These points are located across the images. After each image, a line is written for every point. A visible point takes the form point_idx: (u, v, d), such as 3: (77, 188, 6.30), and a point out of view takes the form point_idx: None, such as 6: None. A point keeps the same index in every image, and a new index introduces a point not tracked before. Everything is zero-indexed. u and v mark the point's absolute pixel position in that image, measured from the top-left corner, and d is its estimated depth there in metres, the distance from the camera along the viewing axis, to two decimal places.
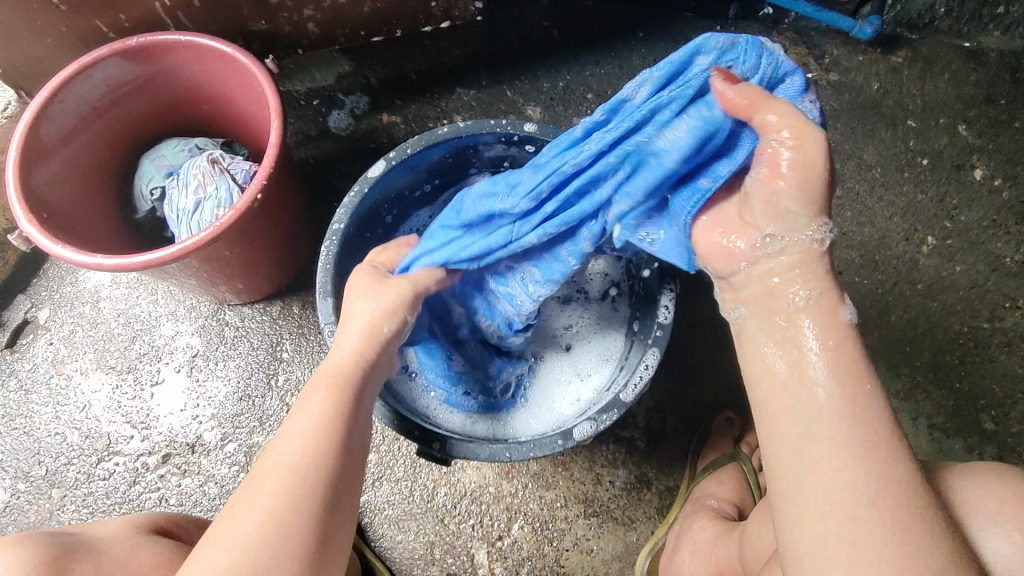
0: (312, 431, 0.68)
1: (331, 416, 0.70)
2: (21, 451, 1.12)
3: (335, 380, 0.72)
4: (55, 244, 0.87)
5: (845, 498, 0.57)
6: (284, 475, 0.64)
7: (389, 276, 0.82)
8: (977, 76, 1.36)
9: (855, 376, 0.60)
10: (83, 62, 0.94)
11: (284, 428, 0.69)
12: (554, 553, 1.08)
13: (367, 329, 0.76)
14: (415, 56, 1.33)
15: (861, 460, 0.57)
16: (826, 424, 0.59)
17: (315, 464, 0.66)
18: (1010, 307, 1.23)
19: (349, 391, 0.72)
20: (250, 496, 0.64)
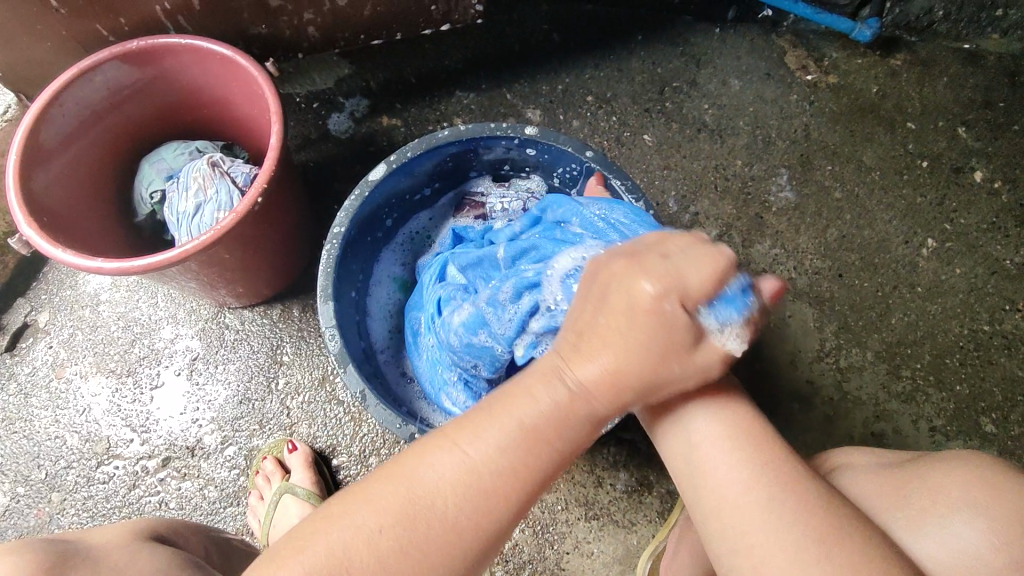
0: (479, 479, 0.52)
1: (511, 479, 0.53)
2: (21, 455, 1.11)
3: (533, 433, 0.54)
4: (55, 247, 0.87)
5: (734, 489, 0.57)
6: (433, 527, 0.51)
7: (684, 311, 0.54)
8: (975, 80, 1.36)
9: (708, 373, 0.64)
10: (83, 66, 0.94)
11: (465, 461, 0.53)
12: (554, 557, 1.07)
13: (601, 389, 0.54)
14: (415, 59, 1.34)
15: (748, 443, 0.59)
16: (697, 417, 0.62)
17: (469, 527, 0.52)
18: (1010, 310, 1.23)
19: (541, 458, 0.54)
20: (387, 525, 0.51)
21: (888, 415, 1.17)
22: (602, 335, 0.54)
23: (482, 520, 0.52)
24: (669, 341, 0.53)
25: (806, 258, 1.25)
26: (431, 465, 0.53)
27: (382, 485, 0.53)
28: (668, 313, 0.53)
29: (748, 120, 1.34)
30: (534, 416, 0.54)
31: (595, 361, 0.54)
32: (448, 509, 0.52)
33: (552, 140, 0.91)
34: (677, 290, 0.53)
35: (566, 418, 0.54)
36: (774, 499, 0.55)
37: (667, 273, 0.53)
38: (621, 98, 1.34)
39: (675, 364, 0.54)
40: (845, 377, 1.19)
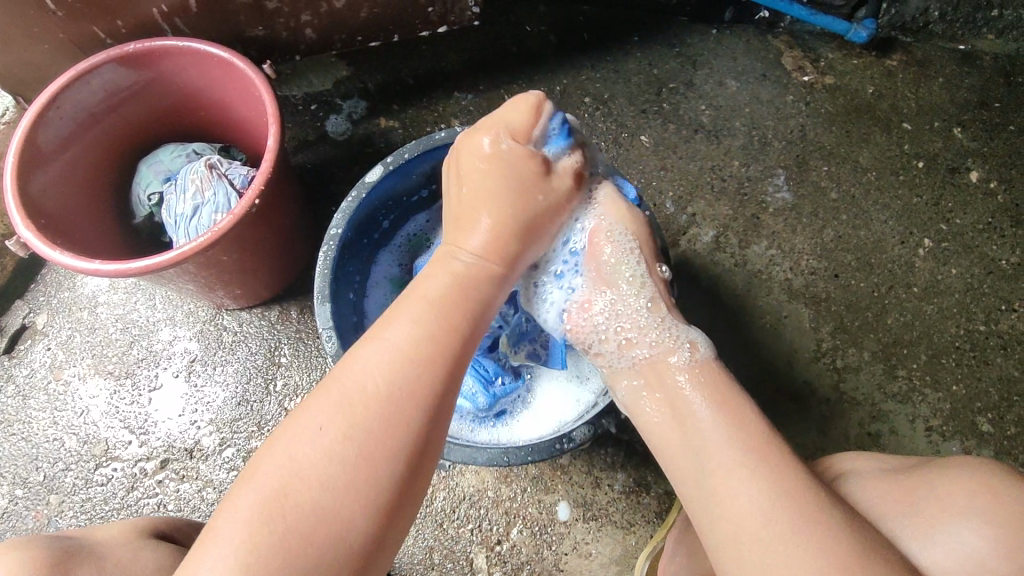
0: (404, 354, 0.60)
1: (432, 341, 0.62)
2: (19, 457, 1.11)
3: (440, 299, 0.65)
4: (53, 250, 0.87)
5: (754, 517, 0.60)
6: (370, 397, 0.57)
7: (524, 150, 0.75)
8: (971, 80, 1.37)
9: (730, 404, 0.68)
10: (81, 69, 0.95)
11: (382, 336, 0.62)
12: (553, 557, 1.08)
13: (487, 243, 0.71)
14: (412, 61, 1.34)
15: (753, 458, 0.64)
16: (705, 436, 0.67)
17: (407, 396, 0.58)
18: (1006, 310, 1.23)
19: (453, 322, 0.64)
20: (328, 404, 0.57)
21: (886, 415, 1.17)
22: (472, 203, 0.73)
23: (418, 388, 0.59)
24: (517, 174, 0.74)
25: (802, 258, 1.26)
26: (360, 359, 0.60)
27: (320, 394, 0.58)
28: (512, 151, 0.75)
29: (745, 121, 1.34)
30: (438, 287, 0.67)
31: (477, 231, 0.72)
32: (381, 386, 0.58)
33: None
34: (508, 135, 0.75)
35: (465, 280, 0.68)
36: (794, 524, 0.59)
37: (496, 125, 0.75)
38: (618, 99, 1.35)
39: (535, 195, 0.75)
40: (842, 377, 1.19)
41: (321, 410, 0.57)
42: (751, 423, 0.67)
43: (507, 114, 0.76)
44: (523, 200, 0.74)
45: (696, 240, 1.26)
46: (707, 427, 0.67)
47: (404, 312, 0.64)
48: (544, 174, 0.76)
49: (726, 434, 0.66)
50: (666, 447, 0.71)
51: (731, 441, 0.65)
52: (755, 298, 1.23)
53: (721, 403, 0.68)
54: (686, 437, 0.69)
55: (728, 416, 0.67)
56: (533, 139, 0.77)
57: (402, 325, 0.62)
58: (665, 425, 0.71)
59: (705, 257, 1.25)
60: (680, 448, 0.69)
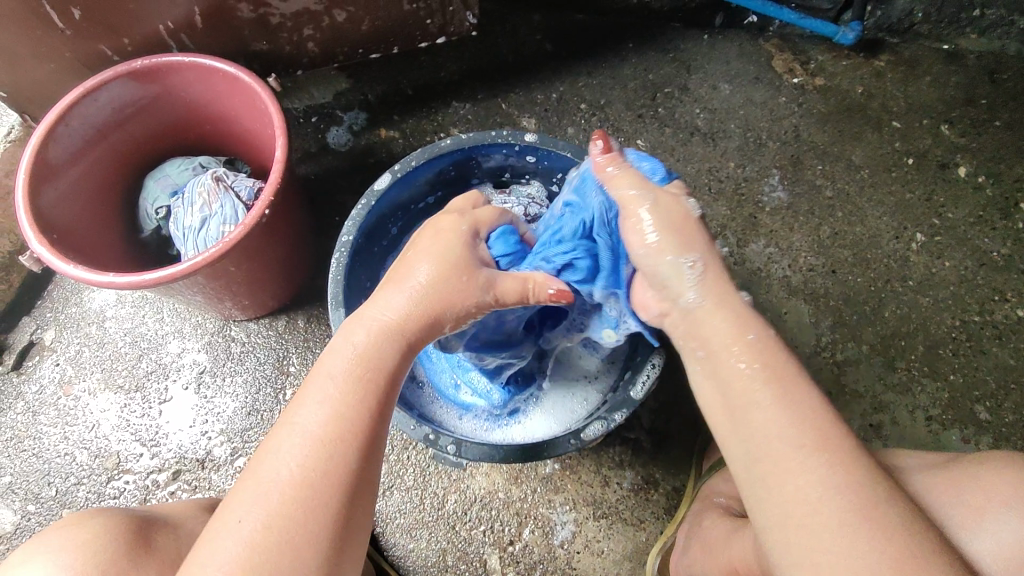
0: (320, 439, 0.60)
1: (341, 426, 0.61)
2: (31, 472, 1.12)
3: (342, 376, 0.63)
4: (66, 264, 0.88)
5: (804, 502, 0.59)
6: (294, 475, 0.58)
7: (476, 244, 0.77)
8: (957, 78, 1.40)
9: (788, 384, 0.64)
10: (89, 86, 0.96)
11: (299, 415, 0.62)
12: (565, 556, 1.09)
13: (396, 310, 0.68)
14: (412, 72, 1.37)
15: (817, 454, 0.60)
16: (769, 429, 0.62)
17: (326, 471, 0.59)
18: (1000, 301, 1.26)
19: (367, 385, 0.64)
20: (254, 491, 0.58)
21: (886, 407, 1.19)
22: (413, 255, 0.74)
23: (331, 471, 0.59)
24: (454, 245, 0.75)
25: (800, 255, 1.28)
26: (276, 446, 0.60)
27: (249, 480, 0.59)
28: (465, 242, 0.76)
29: (739, 122, 1.37)
30: (341, 363, 0.64)
31: (402, 290, 0.70)
32: (298, 471, 0.58)
33: (552, 146, 0.93)
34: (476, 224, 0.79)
35: (372, 347, 0.66)
36: (866, 530, 0.56)
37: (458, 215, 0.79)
38: (614, 104, 1.37)
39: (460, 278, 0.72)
40: (843, 371, 1.21)
41: (249, 508, 0.57)
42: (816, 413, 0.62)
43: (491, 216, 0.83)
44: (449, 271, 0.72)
45: None
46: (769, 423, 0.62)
47: (313, 390, 0.63)
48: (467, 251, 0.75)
49: (790, 434, 0.61)
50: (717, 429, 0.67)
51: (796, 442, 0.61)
52: (755, 295, 1.25)
53: (778, 381, 0.64)
54: (738, 425, 0.65)
55: (794, 414, 0.62)
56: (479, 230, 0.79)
57: (316, 409, 0.61)
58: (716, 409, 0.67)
59: None
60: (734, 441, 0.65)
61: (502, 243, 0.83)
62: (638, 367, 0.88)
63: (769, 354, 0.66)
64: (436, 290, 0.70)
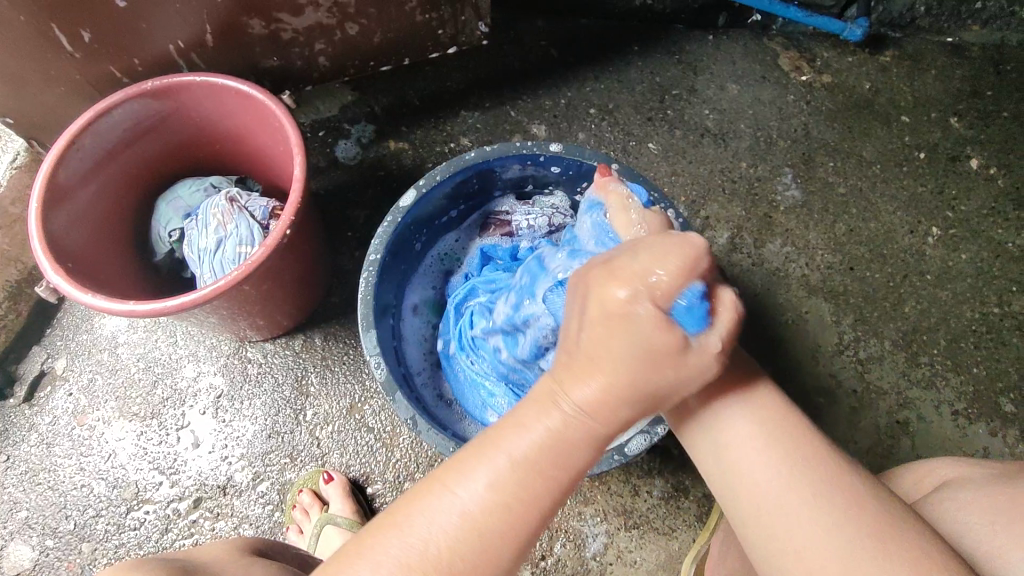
0: (478, 523, 0.52)
1: (506, 515, 0.52)
2: (48, 507, 1.09)
3: (529, 465, 0.53)
4: (85, 293, 0.86)
5: (770, 492, 0.57)
6: (430, 560, 0.51)
7: (642, 303, 0.52)
8: (962, 70, 1.41)
9: (744, 382, 0.62)
10: (100, 108, 0.94)
11: (450, 493, 0.53)
12: (598, 569, 1.07)
13: (599, 410, 0.53)
14: (417, 82, 1.35)
15: (772, 444, 0.58)
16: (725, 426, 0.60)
17: (476, 560, 0.52)
18: (1017, 292, 1.26)
19: (542, 490, 0.53)
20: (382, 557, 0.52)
21: (912, 403, 1.19)
22: (596, 358, 0.53)
23: (485, 559, 0.52)
24: (658, 343, 0.52)
25: (817, 253, 1.27)
26: (426, 514, 0.53)
27: (380, 551, 0.52)
28: (642, 315, 0.51)
29: (748, 122, 1.36)
30: (530, 449, 0.53)
31: (585, 381, 0.54)
32: (458, 542, 0.52)
33: (578, 155, 0.92)
34: (650, 290, 0.52)
35: (567, 445, 0.53)
36: (820, 493, 0.55)
37: (638, 274, 0.52)
38: (623, 108, 1.36)
39: (664, 368, 0.53)
40: (867, 369, 1.20)
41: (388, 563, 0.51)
42: (761, 389, 0.62)
43: (659, 251, 0.52)
44: (650, 367, 0.52)
45: (713, 242, 1.27)
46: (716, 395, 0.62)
47: (490, 464, 0.53)
48: (678, 338, 0.52)
49: (743, 415, 0.60)
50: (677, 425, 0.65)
51: (785, 480, 0.56)
52: (774, 295, 1.24)
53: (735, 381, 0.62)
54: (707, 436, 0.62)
55: (747, 397, 0.61)
56: (668, 302, 0.52)
57: (481, 485, 0.53)
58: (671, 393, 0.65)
59: (722, 258, 1.27)
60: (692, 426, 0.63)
61: (695, 313, 0.53)
62: None
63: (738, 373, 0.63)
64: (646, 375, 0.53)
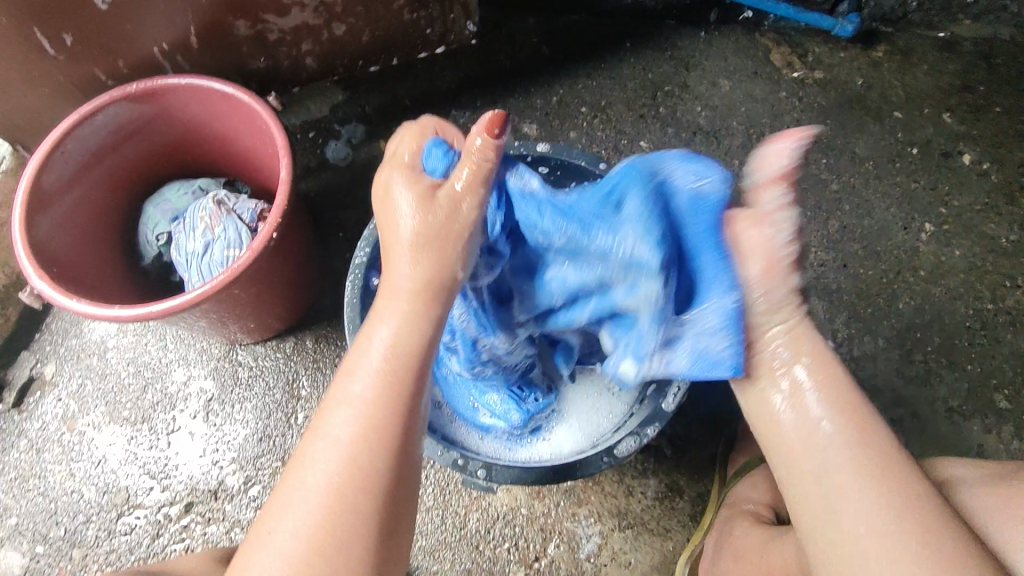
0: (353, 442, 0.58)
1: (373, 426, 0.59)
2: (38, 513, 1.08)
3: (375, 370, 0.61)
4: (69, 298, 0.85)
5: (876, 524, 0.60)
6: (327, 486, 0.57)
7: (421, 181, 0.63)
8: (954, 65, 1.40)
9: (856, 419, 0.65)
10: (83, 111, 0.93)
11: (325, 424, 0.60)
12: (592, 570, 1.07)
13: (410, 290, 0.62)
14: (407, 82, 1.34)
15: (880, 481, 0.61)
16: (834, 453, 0.63)
17: (361, 470, 0.58)
18: (1011, 287, 1.26)
19: (397, 383, 0.60)
20: (288, 499, 0.58)
21: (906, 400, 1.18)
22: (388, 239, 0.64)
23: (370, 471, 0.58)
24: (424, 205, 0.61)
25: (810, 251, 1.27)
26: (311, 454, 0.59)
27: (286, 493, 0.58)
28: (411, 197, 0.62)
29: (741, 119, 1.36)
30: (372, 359, 0.61)
31: (399, 273, 0.62)
32: (344, 465, 0.57)
33: (565, 155, 0.93)
34: (406, 170, 0.64)
35: (398, 336, 0.62)
36: (917, 544, 0.58)
37: (392, 163, 0.66)
38: (615, 106, 1.36)
39: (436, 221, 0.61)
40: (861, 366, 1.20)
41: (299, 511, 0.57)
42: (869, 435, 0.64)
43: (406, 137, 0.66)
44: (430, 233, 0.61)
45: None
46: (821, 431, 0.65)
47: (348, 391, 0.61)
48: (433, 194, 0.62)
49: (850, 454, 0.63)
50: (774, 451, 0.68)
51: (888, 515, 0.60)
52: None
53: (849, 415, 0.65)
54: (808, 458, 0.65)
55: (855, 429, 0.64)
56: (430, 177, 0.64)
57: (346, 412, 0.60)
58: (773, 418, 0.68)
59: None
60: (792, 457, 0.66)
61: (437, 159, 0.65)
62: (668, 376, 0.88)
63: (837, 393, 0.66)
64: (433, 233, 0.61)
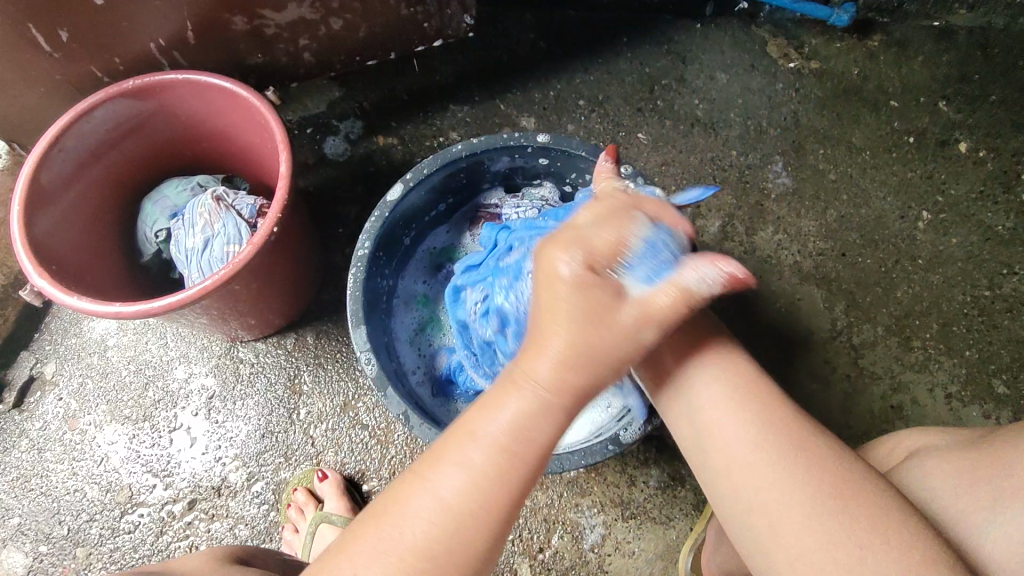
0: (457, 510, 0.53)
1: (481, 497, 0.53)
2: (41, 512, 1.08)
3: (499, 444, 0.54)
4: (69, 296, 0.85)
5: (759, 466, 0.59)
6: (414, 545, 0.52)
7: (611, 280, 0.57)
8: (950, 55, 1.40)
9: (728, 359, 0.66)
10: (80, 109, 0.93)
11: (428, 478, 0.54)
12: (596, 560, 1.07)
13: (558, 382, 0.55)
14: (404, 77, 1.34)
15: (755, 421, 0.61)
16: (712, 401, 0.64)
17: (453, 537, 0.53)
18: (1008, 274, 1.26)
19: (517, 465, 0.54)
20: (369, 547, 0.53)
21: (906, 387, 1.19)
22: (545, 321, 0.56)
23: (463, 545, 0.53)
24: (605, 299, 0.56)
25: (808, 240, 1.27)
26: (406, 504, 0.54)
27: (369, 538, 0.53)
28: (587, 292, 0.56)
29: (738, 111, 1.36)
30: (499, 432, 0.55)
31: (545, 354, 0.56)
32: (430, 535, 0.52)
33: (566, 145, 0.91)
34: (587, 259, 0.57)
35: (531, 420, 0.55)
36: (801, 477, 0.57)
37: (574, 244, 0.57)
38: (612, 99, 1.36)
39: (605, 329, 0.56)
40: (860, 354, 1.21)
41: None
42: (743, 371, 0.65)
43: (605, 224, 0.59)
44: (591, 333, 0.55)
45: (705, 231, 1.27)
46: (691, 369, 0.66)
47: (460, 455, 0.54)
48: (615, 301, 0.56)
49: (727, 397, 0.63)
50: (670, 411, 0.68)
51: (763, 455, 0.59)
52: (766, 283, 1.24)
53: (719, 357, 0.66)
54: (690, 407, 0.65)
55: (722, 366, 0.65)
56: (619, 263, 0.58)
57: (456, 476, 0.54)
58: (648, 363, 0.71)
59: (714, 247, 1.27)
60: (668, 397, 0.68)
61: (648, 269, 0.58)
62: None
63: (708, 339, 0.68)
64: (585, 355, 0.55)
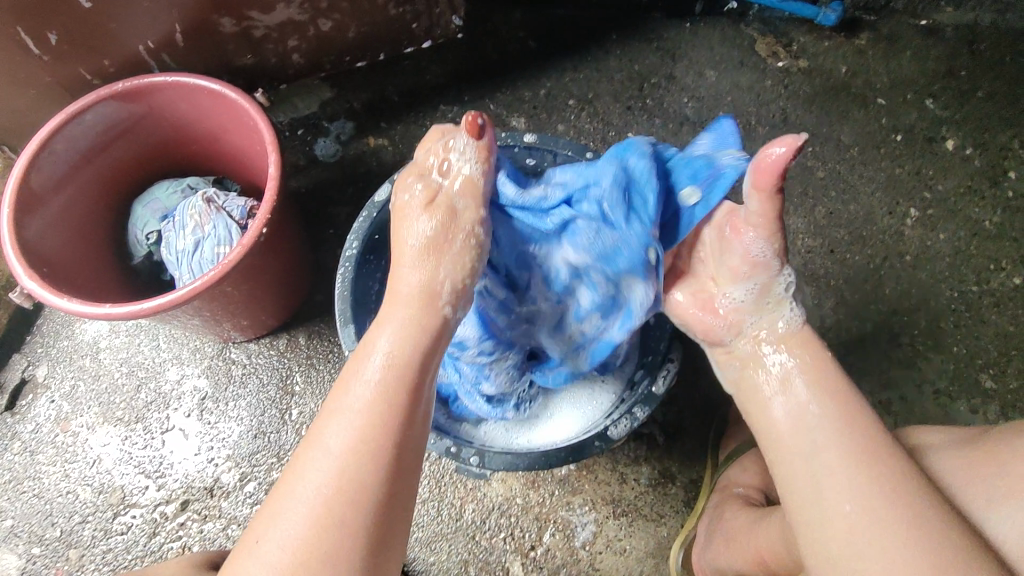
0: (348, 452, 0.58)
1: (369, 432, 0.58)
2: (33, 514, 1.08)
3: (372, 384, 0.61)
4: (60, 298, 0.85)
5: (853, 501, 0.60)
6: (319, 501, 0.56)
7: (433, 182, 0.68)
8: (937, 51, 1.41)
9: (849, 409, 0.66)
10: (70, 111, 0.93)
11: (320, 432, 0.60)
12: (587, 558, 1.08)
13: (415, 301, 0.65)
14: (395, 77, 1.34)
15: (858, 463, 0.62)
16: (817, 440, 0.65)
17: (354, 476, 0.57)
18: (995, 270, 1.27)
19: (393, 388, 0.61)
20: (280, 505, 0.57)
21: (895, 382, 1.20)
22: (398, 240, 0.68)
23: (363, 485, 0.57)
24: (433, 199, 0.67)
25: (797, 237, 1.28)
26: (304, 465, 0.58)
27: (278, 505, 0.57)
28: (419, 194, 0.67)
29: (727, 109, 1.37)
30: (372, 368, 0.62)
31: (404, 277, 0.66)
32: (331, 483, 0.56)
33: (555, 145, 0.93)
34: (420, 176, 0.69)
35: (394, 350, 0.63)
36: (895, 516, 0.58)
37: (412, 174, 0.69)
38: (602, 98, 1.36)
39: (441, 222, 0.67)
40: (849, 350, 1.22)
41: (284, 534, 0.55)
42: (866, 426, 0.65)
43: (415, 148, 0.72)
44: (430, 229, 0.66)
45: None
46: (813, 426, 0.66)
47: (346, 403, 0.60)
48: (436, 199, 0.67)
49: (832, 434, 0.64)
50: (767, 443, 0.70)
51: (859, 488, 0.60)
52: None
53: (839, 405, 0.66)
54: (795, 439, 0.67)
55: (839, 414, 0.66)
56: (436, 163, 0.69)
57: (340, 424, 0.59)
58: (768, 416, 0.71)
59: None
60: (778, 443, 0.68)
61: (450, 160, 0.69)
62: (654, 363, 0.90)
63: (830, 384, 0.69)
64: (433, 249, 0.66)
